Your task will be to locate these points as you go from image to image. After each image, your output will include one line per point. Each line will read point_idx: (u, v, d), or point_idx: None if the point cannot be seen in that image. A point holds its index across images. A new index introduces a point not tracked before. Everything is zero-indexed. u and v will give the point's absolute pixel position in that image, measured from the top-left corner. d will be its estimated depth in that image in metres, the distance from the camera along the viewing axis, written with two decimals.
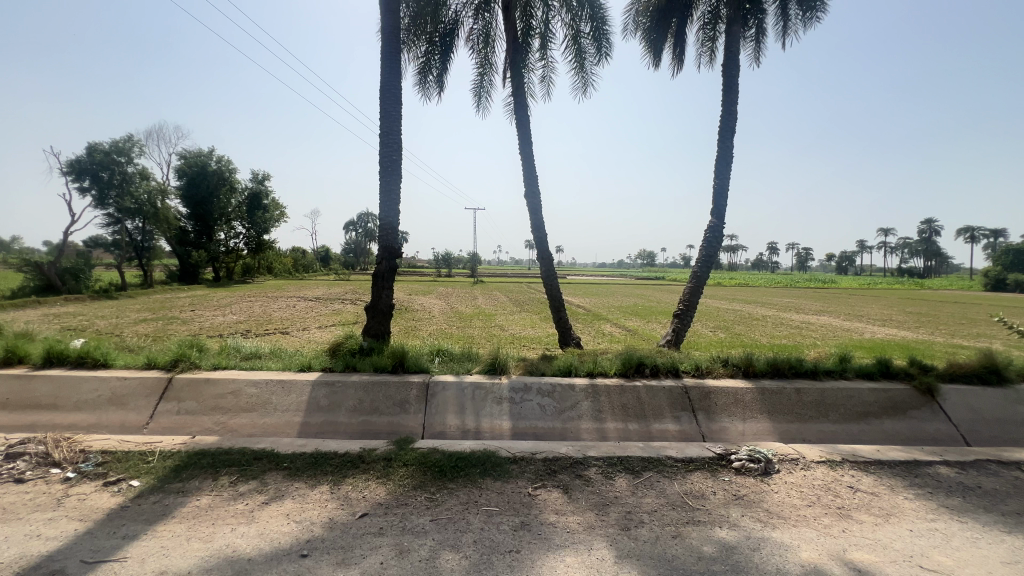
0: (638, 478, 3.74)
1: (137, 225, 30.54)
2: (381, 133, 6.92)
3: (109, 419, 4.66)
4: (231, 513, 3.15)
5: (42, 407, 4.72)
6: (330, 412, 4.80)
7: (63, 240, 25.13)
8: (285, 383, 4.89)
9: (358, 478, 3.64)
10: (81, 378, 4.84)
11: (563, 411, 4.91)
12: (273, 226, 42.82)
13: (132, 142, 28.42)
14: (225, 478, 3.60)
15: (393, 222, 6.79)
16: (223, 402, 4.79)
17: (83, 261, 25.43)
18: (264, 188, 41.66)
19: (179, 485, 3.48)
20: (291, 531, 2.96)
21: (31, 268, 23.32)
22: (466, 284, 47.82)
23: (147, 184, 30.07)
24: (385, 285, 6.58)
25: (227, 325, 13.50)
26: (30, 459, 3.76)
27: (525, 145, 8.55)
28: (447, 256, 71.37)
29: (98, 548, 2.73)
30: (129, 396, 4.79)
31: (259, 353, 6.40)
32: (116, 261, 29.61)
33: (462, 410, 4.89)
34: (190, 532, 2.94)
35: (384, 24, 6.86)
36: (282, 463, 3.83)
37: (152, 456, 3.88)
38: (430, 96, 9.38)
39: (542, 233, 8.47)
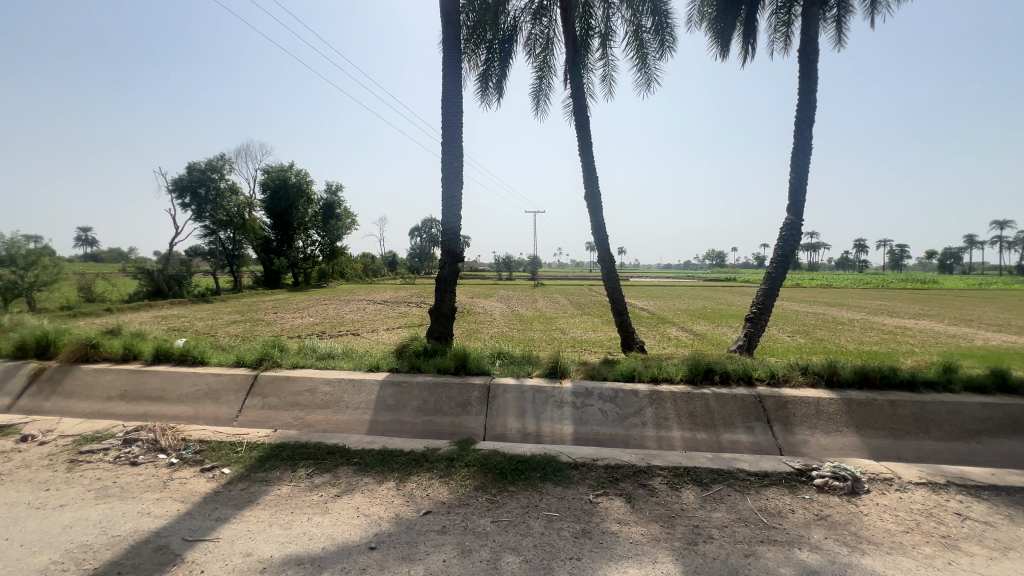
0: (707, 491, 3.55)
1: (229, 236, 33.68)
2: (444, 141, 7.12)
3: (205, 411, 5.17)
4: (308, 503, 3.37)
5: (152, 398, 5.32)
6: (397, 411, 5.00)
7: (170, 250, 28.32)
8: (356, 382, 5.17)
9: (422, 476, 3.77)
10: (183, 374, 5.41)
11: (626, 418, 4.78)
12: (345, 234, 45.30)
13: (225, 160, 31.42)
14: (302, 469, 3.86)
15: (456, 226, 6.95)
16: (301, 398, 5.14)
17: (186, 268, 28.52)
18: (337, 198, 44.19)
19: (264, 474, 3.78)
20: (360, 524, 3.11)
21: (144, 275, 26.42)
22: (528, 288, 46.01)
23: (238, 198, 33.11)
24: (448, 288, 6.76)
25: (305, 327, 14.50)
26: (142, 444, 4.23)
27: (584, 145, 8.46)
28: (507, 260, 72.16)
29: (196, 528, 3.02)
30: (222, 391, 5.28)
31: (334, 353, 6.82)
32: (212, 269, 32.91)
33: (522, 414, 4.90)
34: (272, 518, 3.17)
35: (446, 35, 7.09)
36: (353, 458, 4.05)
37: (240, 447, 4.25)
38: (489, 102, 9.55)
39: (603, 235, 8.32)
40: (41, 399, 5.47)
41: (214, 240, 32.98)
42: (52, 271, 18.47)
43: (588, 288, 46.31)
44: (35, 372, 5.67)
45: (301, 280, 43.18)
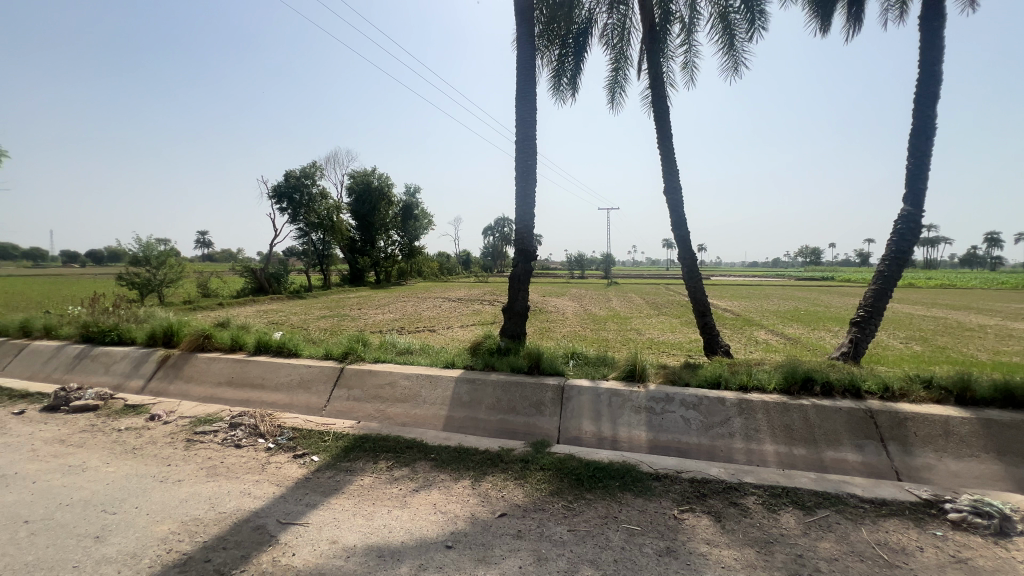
0: (810, 517, 3.17)
1: (320, 237, 36.41)
2: (518, 139, 7.09)
3: (299, 399, 5.56)
4: (388, 495, 3.46)
5: (254, 386, 5.82)
6: (471, 408, 5.03)
7: (270, 251, 31.31)
8: (433, 378, 5.29)
9: (496, 477, 3.74)
10: (280, 364, 5.87)
11: (711, 427, 4.43)
12: (422, 234, 47.21)
13: (316, 167, 34.11)
14: (383, 462, 4.00)
15: (530, 224, 6.88)
16: (382, 391, 5.36)
17: (283, 267, 31.38)
18: (414, 200, 46.12)
19: (348, 464, 3.96)
20: (437, 521, 3.13)
21: (249, 273, 29.45)
22: (600, 287, 42.73)
23: (327, 202, 35.80)
24: (521, 287, 6.72)
25: (386, 323, 15.31)
26: (245, 428, 4.63)
27: (664, 137, 8.03)
28: (579, 258, 71.28)
29: (289, 512, 3.22)
30: (313, 381, 5.65)
31: (413, 349, 7.06)
32: (306, 267, 35.92)
33: (598, 417, 4.72)
34: (356, 508, 3.30)
35: (520, 32, 7.04)
36: (430, 454, 4.12)
37: (328, 436, 4.50)
38: (563, 98, 9.40)
39: (684, 231, 7.84)
40: (166, 383, 6.20)
41: (307, 241, 35.84)
42: (178, 269, 21.12)
43: (665, 288, 42.31)
44: (163, 358, 6.46)
45: (383, 278, 45.63)
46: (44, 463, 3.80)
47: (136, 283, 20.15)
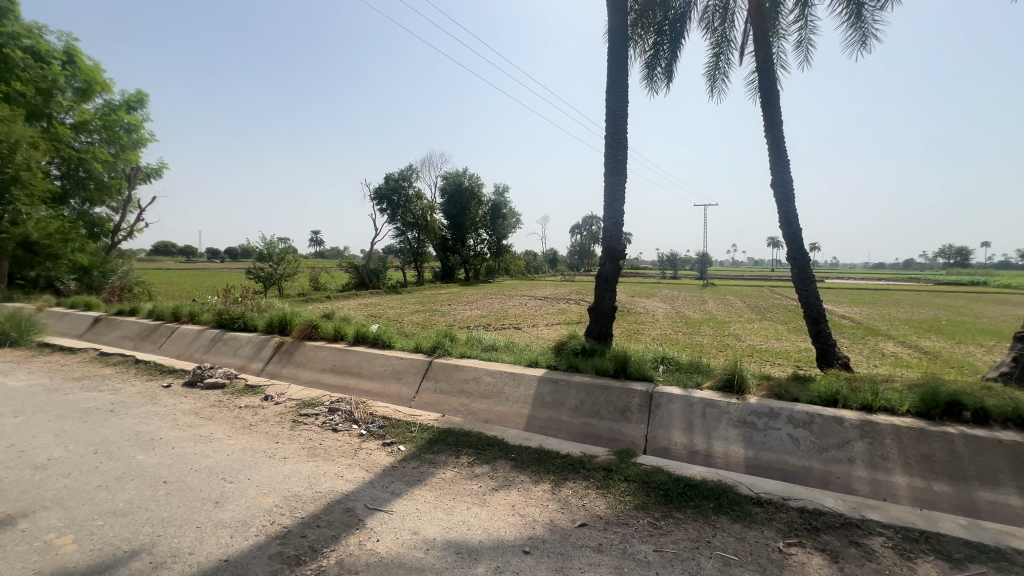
0: (959, 571, 2.61)
1: (415, 236, 38.53)
2: (608, 133, 6.82)
3: (391, 389, 5.85)
4: (468, 492, 3.48)
5: (352, 373, 6.25)
6: (554, 409, 4.93)
7: (371, 249, 33.81)
8: (516, 376, 5.27)
9: (577, 484, 3.60)
10: (375, 354, 6.24)
11: (825, 450, 3.88)
12: (510, 232, 47.97)
13: (412, 170, 36.19)
14: (465, 457, 4.05)
15: (618, 221, 6.60)
16: (467, 386, 5.46)
17: (382, 264, 33.72)
18: (503, 199, 46.98)
19: (432, 456, 4.07)
20: (515, 523, 3.08)
21: (353, 269, 32.07)
22: (695, 288, 40.93)
23: (422, 203, 37.80)
24: (608, 287, 6.47)
25: (474, 319, 15.74)
26: (343, 414, 4.96)
27: (773, 124, 7.25)
28: (672, 258, 67.74)
29: (376, 498, 3.36)
30: (403, 372, 5.92)
31: (498, 346, 7.13)
32: (402, 264, 38.28)
33: (690, 428, 4.37)
34: (437, 500, 3.36)
35: (612, 22, 6.77)
36: (510, 454, 4.09)
37: (414, 427, 4.67)
38: (657, 89, 8.92)
39: (796, 228, 7.02)
40: (280, 366, 6.90)
41: (404, 240, 38.14)
42: (295, 265, 23.58)
43: (768, 288, 43.45)
44: (278, 344, 7.19)
45: (472, 275, 47.14)
46: (181, 431, 4.38)
47: (261, 276, 23.01)
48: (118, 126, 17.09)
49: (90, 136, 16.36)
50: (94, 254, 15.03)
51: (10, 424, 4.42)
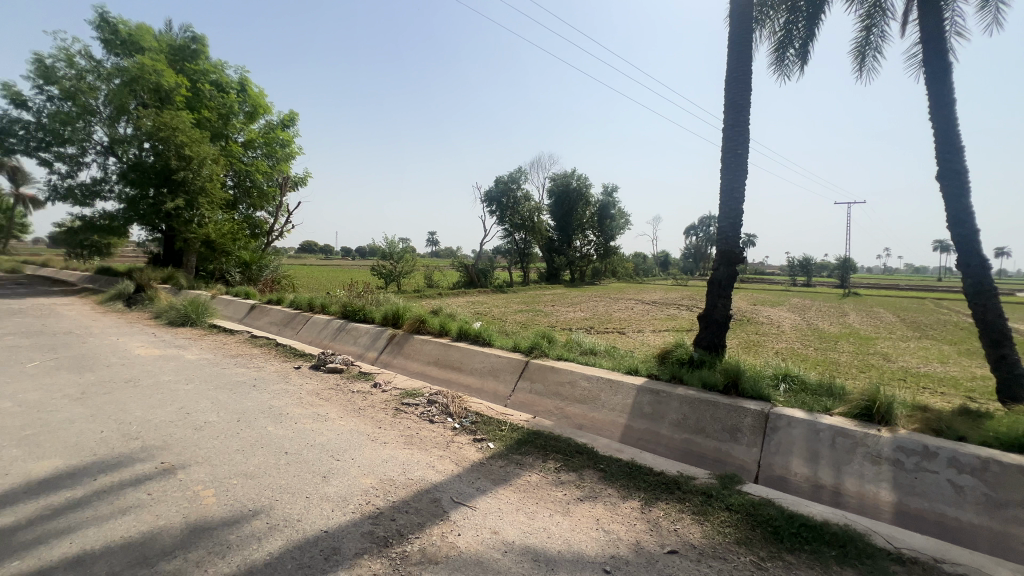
0: None
1: (523, 237, 39.33)
2: (725, 126, 6.22)
3: (487, 386, 6.00)
4: (552, 498, 3.40)
5: (454, 368, 6.54)
6: (653, 421, 4.62)
7: (481, 249, 35.27)
8: (613, 383, 5.04)
9: (670, 506, 3.32)
10: (475, 351, 6.45)
11: (1003, 508, 3.08)
12: (618, 233, 46.63)
13: (521, 172, 36.99)
14: (552, 462, 3.98)
15: (736, 222, 5.98)
16: (561, 389, 5.37)
17: (490, 263, 34.97)
18: (612, 199, 45.78)
19: (519, 457, 4.06)
20: (596, 538, 2.92)
21: (463, 268, 33.78)
22: (834, 298, 35.72)
23: (530, 204, 38.43)
24: (722, 293, 5.89)
25: (576, 321, 15.53)
26: (440, 406, 5.20)
27: (943, 105, 6.00)
28: (805, 262, 60.14)
29: (462, 492, 3.44)
30: (500, 370, 6.03)
31: (597, 350, 6.92)
32: (509, 264, 39.29)
33: (814, 459, 3.79)
34: (520, 503, 3.33)
35: (735, 4, 6.17)
36: (599, 464, 3.93)
37: (505, 426, 4.72)
38: (788, 74, 7.95)
39: (971, 230, 5.72)
40: (391, 356, 7.47)
41: (511, 240, 39.17)
42: (412, 263, 25.49)
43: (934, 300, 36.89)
44: (391, 336, 7.80)
45: (577, 277, 46.72)
46: (304, 409, 4.94)
47: (383, 272, 25.33)
48: (275, 142, 20.14)
49: (255, 152, 19.50)
50: (254, 251, 17.78)
51: (182, 390, 5.38)
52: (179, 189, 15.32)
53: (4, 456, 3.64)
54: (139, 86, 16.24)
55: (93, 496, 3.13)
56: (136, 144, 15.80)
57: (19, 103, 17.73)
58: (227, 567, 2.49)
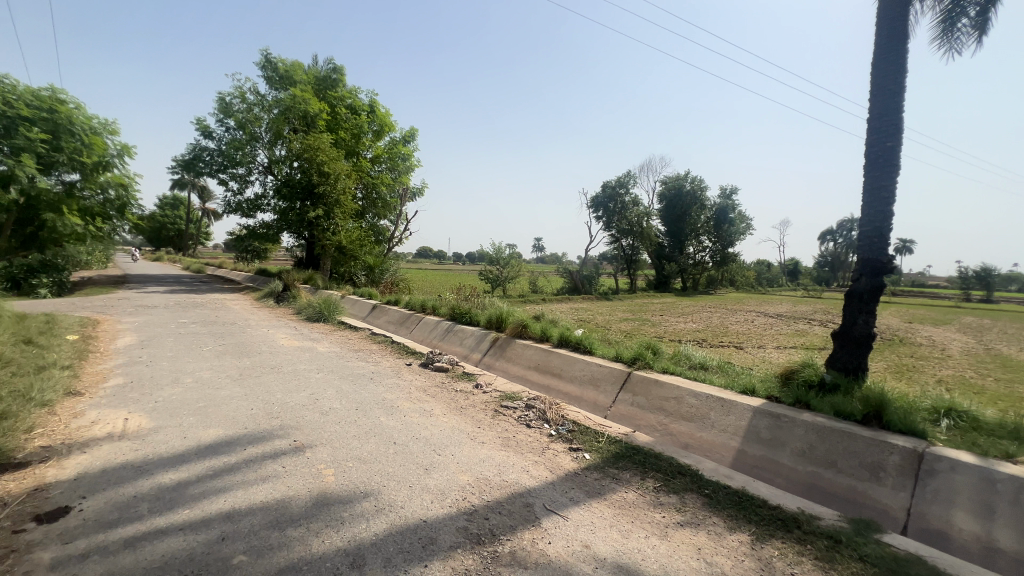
0: None
1: (630, 243, 38.18)
2: (872, 115, 5.39)
3: (587, 395, 5.90)
4: (648, 519, 3.22)
5: (553, 374, 6.54)
6: (771, 448, 4.14)
7: (586, 255, 34.99)
8: (724, 402, 4.63)
9: (788, 546, 2.94)
10: (576, 358, 6.39)
11: None
12: (737, 239, 43.00)
13: (630, 176, 36.02)
14: (651, 481, 3.77)
15: (884, 226, 5.13)
16: (666, 404, 5.07)
17: (595, 270, 34.50)
18: (732, 202, 42.37)
19: (616, 472, 3.92)
20: (696, 569, 2.70)
21: (568, 274, 33.80)
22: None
23: (639, 209, 37.26)
24: (864, 308, 5.09)
25: (687, 332, 14.59)
26: (537, 411, 5.23)
27: None
28: (983, 274, 49.59)
29: (554, 500, 3.42)
30: (601, 380, 5.89)
31: (708, 365, 6.42)
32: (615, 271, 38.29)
33: (988, 515, 3.07)
34: (614, 519, 3.20)
35: None
36: (704, 489, 3.63)
37: (602, 438, 4.59)
38: (959, 48, 6.69)
39: None
40: (493, 359, 7.72)
41: (618, 246, 38.23)
42: (518, 269, 26.15)
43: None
44: (494, 339, 8.06)
45: (689, 285, 43.95)
46: (412, 404, 5.32)
47: (490, 277, 26.35)
48: (397, 156, 22.08)
49: (380, 166, 21.62)
50: (378, 256, 19.81)
51: (314, 378, 6.12)
52: (319, 201, 17.57)
53: (183, 422, 4.46)
54: (291, 114, 18.97)
55: (243, 464, 3.68)
56: (288, 164, 18.43)
57: (207, 134, 21.75)
58: (340, 541, 2.75)
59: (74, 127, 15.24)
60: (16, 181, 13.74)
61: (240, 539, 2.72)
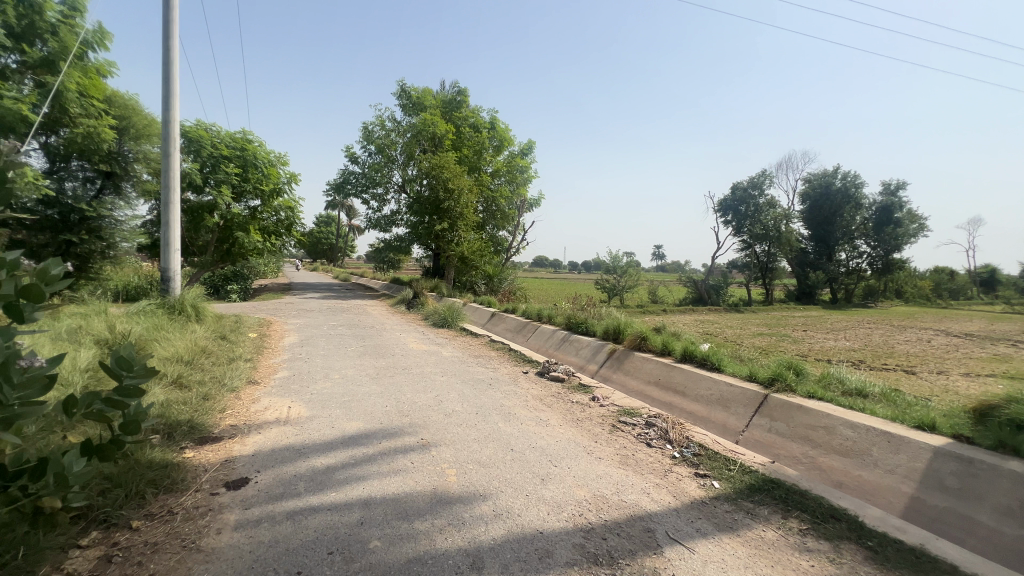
0: None
1: (765, 249, 34.48)
2: None
3: (715, 416, 5.41)
4: (792, 565, 2.82)
5: (676, 391, 6.13)
6: (962, 501, 3.34)
7: (713, 263, 32.58)
8: (892, 438, 3.88)
9: None
10: (702, 376, 5.91)
11: None
12: (906, 243, 36.35)
13: (765, 176, 32.89)
14: (795, 522, 3.30)
15: None
16: (813, 434, 4.42)
17: (724, 279, 31.95)
18: (897, 199, 36.12)
19: (750, 506, 3.52)
20: None
21: (692, 283, 31.81)
22: None
23: (776, 212, 33.73)
24: None
25: (838, 351, 12.63)
26: (658, 430, 4.94)
27: None
28: None
29: (679, 528, 3.17)
30: (732, 401, 5.36)
31: (867, 392, 5.45)
32: (747, 280, 34.92)
33: None
34: (749, 559, 2.86)
35: None
36: (866, 541, 3.07)
37: (734, 466, 4.16)
38: None
39: None
40: (610, 371, 7.50)
41: (750, 253, 34.91)
42: (636, 278, 25.24)
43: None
44: (611, 351, 7.84)
45: (841, 297, 38.22)
46: (528, 412, 5.40)
47: (607, 286, 25.84)
48: (516, 169, 22.90)
49: (500, 179, 22.60)
50: (496, 265, 20.70)
51: (439, 381, 6.55)
52: (445, 215, 18.94)
53: (331, 413, 5.09)
54: (422, 136, 20.83)
55: (378, 455, 4.06)
56: (419, 182, 20.19)
57: (354, 160, 24.84)
58: (461, 541, 2.87)
59: (257, 161, 18.57)
60: (218, 207, 17.13)
61: (375, 525, 2.98)
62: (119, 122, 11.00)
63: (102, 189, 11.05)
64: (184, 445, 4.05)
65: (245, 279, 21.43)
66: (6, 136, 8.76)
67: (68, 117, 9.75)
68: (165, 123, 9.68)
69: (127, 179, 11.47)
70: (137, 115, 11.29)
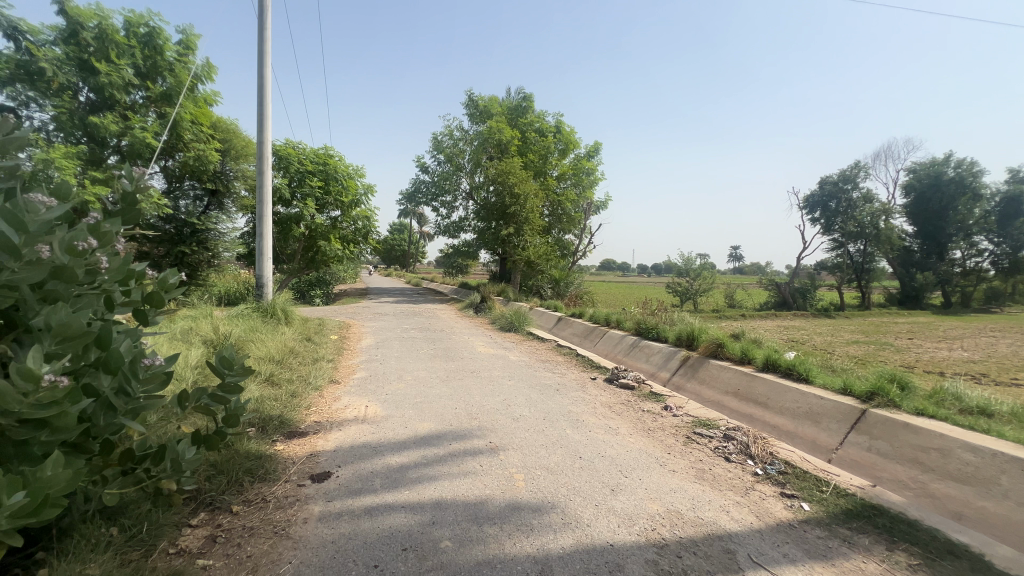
0: None
1: (859, 248, 31.36)
2: None
3: (803, 431, 4.97)
4: None
5: (758, 403, 5.72)
6: None
7: (798, 264, 30.25)
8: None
9: None
10: (787, 387, 5.47)
11: None
12: None
13: (859, 168, 30.09)
14: (902, 555, 2.94)
15: None
16: (924, 456, 3.92)
17: (811, 282, 29.57)
18: None
19: (848, 534, 3.18)
20: None
21: (774, 286, 29.71)
22: None
23: (872, 206, 30.68)
24: None
25: (953, 363, 11.12)
26: (738, 444, 4.63)
27: None
28: None
29: (763, 552, 2.94)
30: (823, 415, 4.90)
31: (992, 411, 4.73)
32: (838, 283, 31.96)
33: None
34: None
35: None
36: None
37: (827, 488, 3.79)
38: None
39: None
40: (683, 379, 7.16)
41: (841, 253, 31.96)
42: (711, 281, 23.98)
43: None
44: (684, 358, 7.48)
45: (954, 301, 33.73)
46: (597, 419, 5.29)
47: (679, 290, 24.77)
48: (582, 172, 22.73)
49: (566, 183, 22.51)
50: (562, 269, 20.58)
51: (507, 385, 6.61)
52: (511, 220, 19.17)
53: (405, 413, 5.31)
54: (489, 143, 21.30)
55: (448, 456, 4.17)
56: (486, 188, 20.64)
57: (425, 169, 25.93)
58: (530, 547, 2.86)
59: (337, 175, 20.00)
60: (304, 219, 18.61)
61: (445, 525, 3.06)
62: (222, 144, 12.31)
63: (209, 205, 12.53)
64: (276, 438, 4.42)
65: (327, 285, 23.08)
66: (135, 161, 10.16)
67: (182, 143, 11.06)
68: (259, 142, 10.69)
69: (228, 196, 12.80)
70: (236, 138, 12.56)
